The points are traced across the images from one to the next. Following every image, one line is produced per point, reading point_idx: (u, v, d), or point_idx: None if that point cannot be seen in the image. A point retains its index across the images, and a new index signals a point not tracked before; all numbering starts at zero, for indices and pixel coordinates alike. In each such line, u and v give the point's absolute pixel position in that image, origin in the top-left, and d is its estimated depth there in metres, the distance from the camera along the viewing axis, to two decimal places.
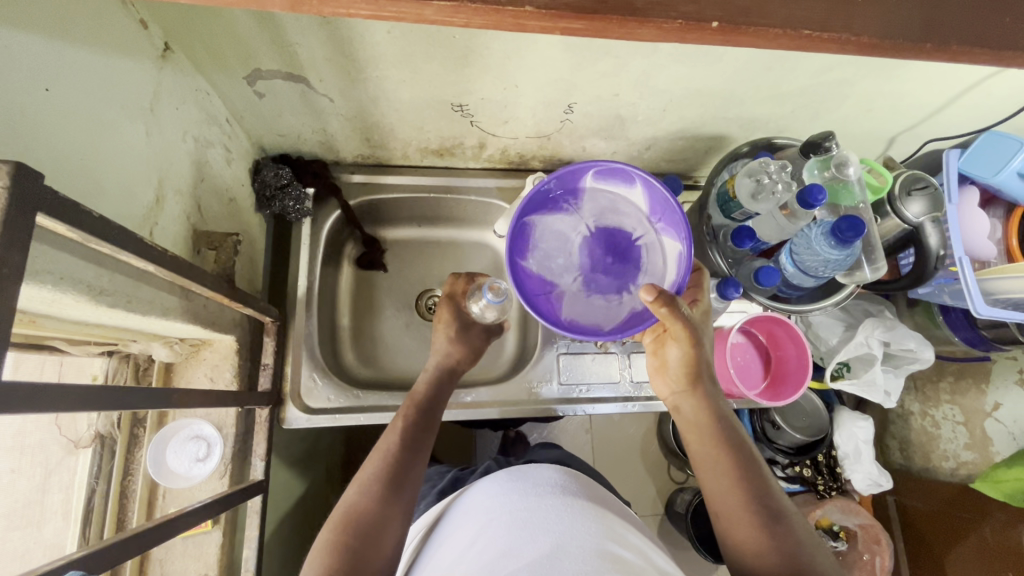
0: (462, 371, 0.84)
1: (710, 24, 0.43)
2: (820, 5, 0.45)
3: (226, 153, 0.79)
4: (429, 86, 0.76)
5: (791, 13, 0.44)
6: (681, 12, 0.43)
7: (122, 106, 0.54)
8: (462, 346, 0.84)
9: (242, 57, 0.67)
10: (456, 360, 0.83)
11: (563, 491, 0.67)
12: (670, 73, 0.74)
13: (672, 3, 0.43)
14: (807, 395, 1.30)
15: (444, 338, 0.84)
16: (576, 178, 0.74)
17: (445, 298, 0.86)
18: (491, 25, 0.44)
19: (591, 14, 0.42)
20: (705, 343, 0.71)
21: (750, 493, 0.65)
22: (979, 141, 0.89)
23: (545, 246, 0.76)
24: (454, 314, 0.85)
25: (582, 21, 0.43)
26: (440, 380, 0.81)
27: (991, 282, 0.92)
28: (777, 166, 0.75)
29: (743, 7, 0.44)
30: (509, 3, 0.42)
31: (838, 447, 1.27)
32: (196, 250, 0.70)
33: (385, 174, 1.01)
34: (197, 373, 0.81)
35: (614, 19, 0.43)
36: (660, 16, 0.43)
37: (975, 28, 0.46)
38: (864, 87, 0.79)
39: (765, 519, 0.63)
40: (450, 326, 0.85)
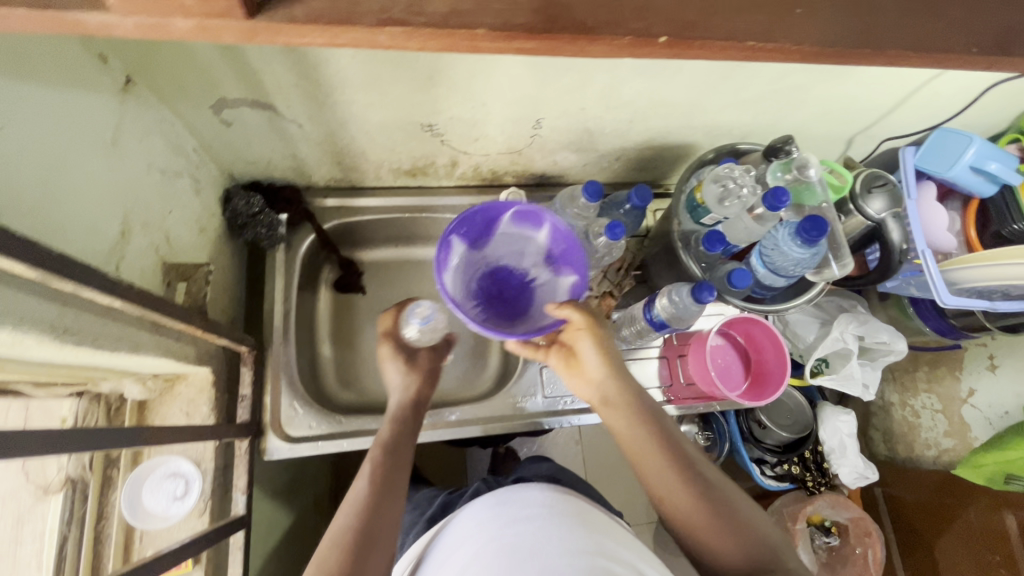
0: (422, 402, 0.81)
1: (659, 38, 0.42)
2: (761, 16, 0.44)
3: (195, 183, 0.78)
4: (398, 107, 0.76)
5: (733, 24, 0.43)
6: (631, 28, 0.42)
7: (85, 141, 0.54)
8: (417, 373, 0.82)
9: (206, 86, 0.67)
10: (411, 384, 0.81)
11: (552, 509, 0.66)
12: (633, 85, 0.76)
13: (621, 20, 0.41)
14: (790, 393, 1.33)
15: (394, 370, 0.82)
16: (491, 220, 0.77)
17: (383, 336, 0.84)
18: (445, 48, 0.41)
19: (540, 31, 0.40)
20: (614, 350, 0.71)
21: (699, 489, 0.65)
22: (933, 138, 0.94)
23: (459, 265, 0.77)
24: (397, 346, 0.83)
25: (533, 39, 0.40)
26: (406, 410, 0.79)
27: (954, 273, 0.98)
28: (743, 170, 0.77)
29: (688, 23, 0.43)
30: (461, 25, 0.39)
31: (823, 442, 1.28)
32: (166, 283, 0.67)
33: (358, 196, 1.01)
34: (172, 409, 0.78)
35: (565, 34, 0.41)
36: (609, 32, 0.41)
37: (913, 32, 0.46)
38: (819, 91, 0.82)
39: (716, 513, 0.64)
40: (391, 357, 0.82)
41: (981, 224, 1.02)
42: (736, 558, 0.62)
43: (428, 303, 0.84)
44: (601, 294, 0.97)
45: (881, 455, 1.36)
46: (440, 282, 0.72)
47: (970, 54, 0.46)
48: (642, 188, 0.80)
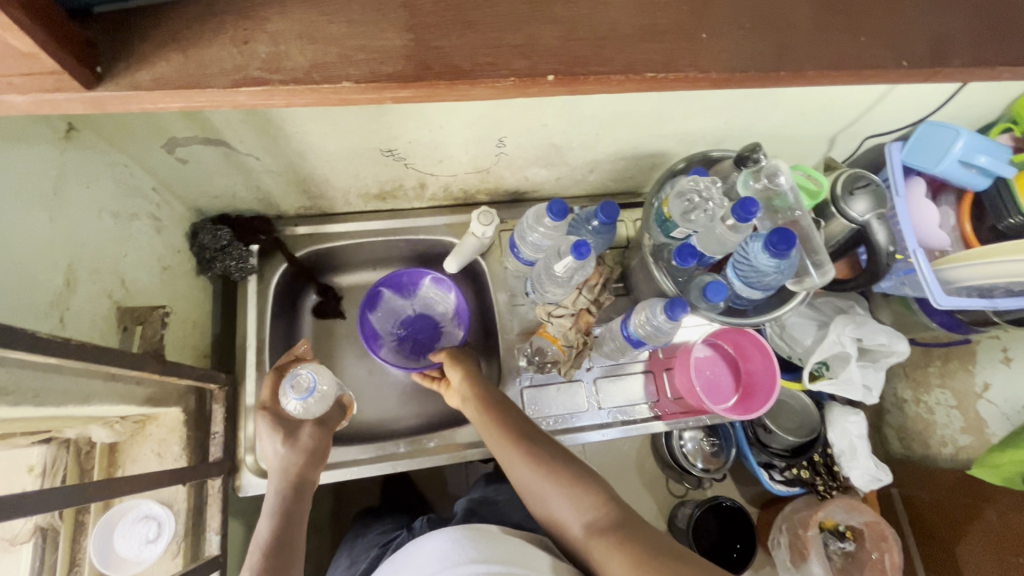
0: (309, 475, 0.77)
1: (546, 77, 0.38)
2: (662, 46, 0.40)
3: (155, 222, 0.78)
4: (353, 136, 0.75)
5: (634, 55, 0.39)
6: (516, 68, 0.38)
7: (21, 196, 0.53)
8: (300, 452, 0.77)
9: (154, 128, 0.67)
10: (291, 462, 0.76)
11: (447, 564, 0.62)
12: (593, 100, 0.74)
13: (505, 59, 0.38)
14: (795, 396, 1.29)
15: (272, 447, 0.77)
16: (417, 282, 1.03)
17: (261, 410, 0.80)
18: (315, 103, 0.39)
19: (416, 81, 0.37)
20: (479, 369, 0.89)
21: (553, 469, 0.73)
22: (919, 134, 0.90)
23: (386, 311, 1.04)
24: (273, 418, 0.79)
25: (409, 89, 0.38)
26: (291, 492, 0.74)
27: (948, 272, 0.94)
28: (710, 182, 0.75)
29: (583, 55, 0.39)
30: (324, 81, 0.37)
31: (832, 445, 1.22)
32: (123, 328, 0.68)
33: (330, 222, 1.00)
34: (144, 451, 0.78)
35: (440, 81, 0.37)
36: (488, 77, 0.38)
37: (831, 52, 0.42)
38: (790, 94, 0.79)
39: (567, 487, 0.71)
40: (269, 430, 0.78)
41: (978, 217, 0.98)
42: (592, 523, 0.67)
43: (306, 371, 0.77)
44: (579, 311, 0.92)
45: (898, 453, 1.31)
46: (364, 320, 1.00)
47: (903, 68, 0.43)
48: (609, 204, 0.78)
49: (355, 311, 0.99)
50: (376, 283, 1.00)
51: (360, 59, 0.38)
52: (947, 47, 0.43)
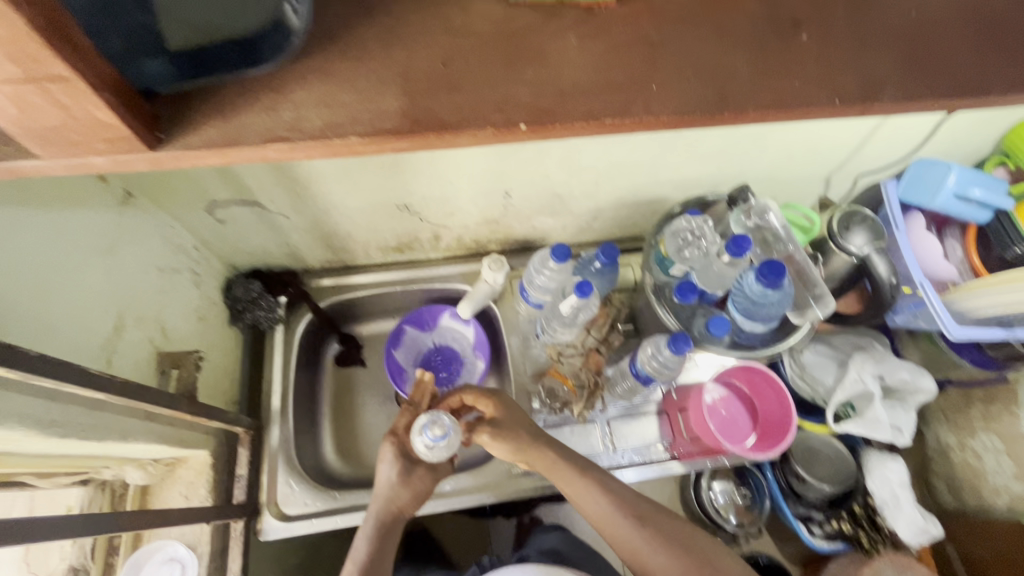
0: (406, 514, 0.76)
1: (518, 126, 0.41)
2: (610, 102, 0.42)
3: (194, 277, 0.86)
4: (372, 193, 0.84)
5: (589, 106, 0.42)
6: (492, 119, 0.41)
7: (81, 253, 0.61)
8: (409, 490, 0.76)
9: (197, 192, 0.76)
10: (399, 495, 0.76)
11: None
12: (588, 152, 0.81)
13: (484, 110, 0.41)
14: (828, 442, 1.24)
15: (391, 476, 0.76)
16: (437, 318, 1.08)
17: (389, 435, 0.79)
18: (333, 156, 0.42)
19: (407, 133, 0.40)
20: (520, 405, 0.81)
21: (627, 500, 0.74)
22: (912, 171, 0.94)
23: (411, 347, 1.09)
24: (402, 449, 0.77)
25: (403, 140, 0.41)
26: (388, 525, 0.74)
27: (957, 304, 0.95)
28: (704, 221, 0.79)
29: (549, 107, 0.41)
30: (337, 137, 0.40)
31: (873, 494, 1.16)
32: (160, 371, 0.74)
33: (352, 274, 1.07)
34: (172, 493, 0.81)
35: (430, 134, 0.40)
36: (472, 126, 0.41)
37: None
38: (775, 139, 0.85)
39: (644, 519, 0.72)
40: (396, 457, 0.77)
41: (984, 249, 0.98)
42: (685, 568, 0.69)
43: (448, 418, 0.74)
44: (587, 351, 0.97)
45: (951, 506, 1.24)
46: (388, 356, 1.05)
47: (835, 107, 0.43)
48: (609, 245, 0.83)
49: (381, 351, 1.04)
50: (400, 323, 1.07)
51: (365, 117, 0.41)
52: (877, 84, 0.44)
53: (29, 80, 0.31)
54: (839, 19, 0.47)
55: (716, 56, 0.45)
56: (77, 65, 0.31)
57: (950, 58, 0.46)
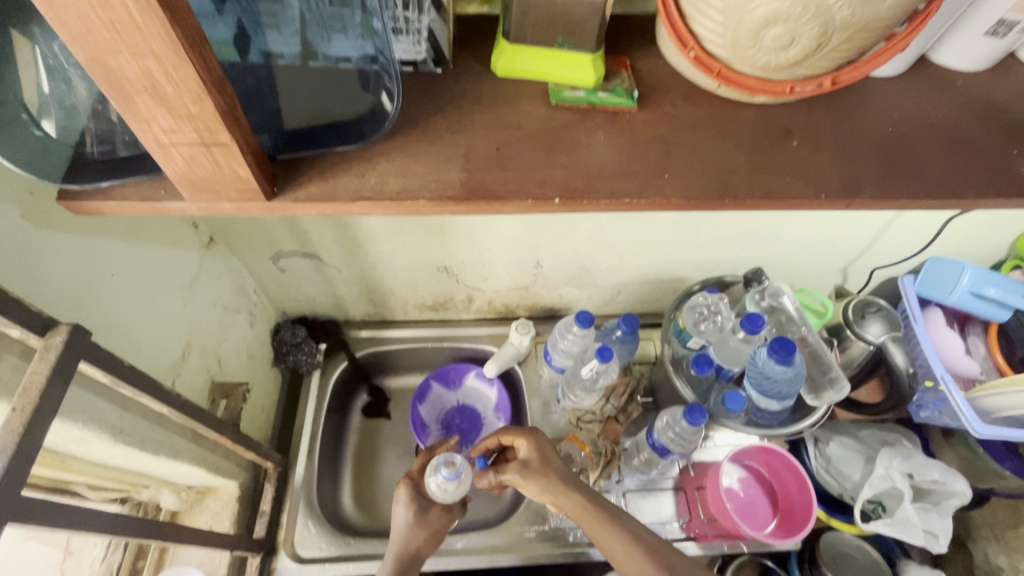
0: (422, 557, 0.78)
1: (553, 199, 0.49)
2: (634, 183, 0.50)
3: (250, 317, 0.95)
4: (417, 254, 0.93)
5: (615, 187, 0.50)
6: (532, 192, 0.49)
7: (169, 285, 0.71)
8: (424, 531, 0.79)
9: (268, 242, 0.87)
10: (413, 539, 0.78)
11: None
12: (614, 230, 0.89)
13: (526, 186, 0.50)
14: (856, 546, 1.18)
15: (406, 518, 0.79)
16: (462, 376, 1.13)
17: (406, 479, 0.83)
18: (398, 213, 0.51)
19: (465, 200, 0.49)
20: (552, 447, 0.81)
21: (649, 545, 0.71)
22: (926, 268, 0.99)
23: (435, 402, 1.13)
24: (416, 491, 0.81)
25: (462, 205, 0.50)
26: (403, 567, 0.75)
27: (980, 401, 0.95)
28: (720, 298, 0.85)
29: (582, 186, 0.50)
30: (408, 198, 0.49)
31: None
32: (211, 399, 0.80)
33: (388, 328, 1.15)
34: (198, 521, 0.85)
35: (483, 201, 0.49)
36: (517, 197, 0.49)
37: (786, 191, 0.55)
38: (789, 229, 0.92)
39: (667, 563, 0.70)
40: (410, 499, 0.80)
41: (1007, 348, 0.97)
42: None
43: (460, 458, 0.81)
44: (606, 419, 1.00)
45: None
46: (414, 411, 1.10)
47: (822, 200, 0.51)
48: (630, 315, 0.88)
49: (407, 404, 1.09)
50: (427, 379, 1.12)
51: (432, 185, 0.50)
52: (858, 182, 0.52)
53: (202, 144, 0.41)
54: (830, 129, 0.55)
55: (722, 153, 0.53)
56: (237, 134, 0.41)
57: (931, 168, 0.53)
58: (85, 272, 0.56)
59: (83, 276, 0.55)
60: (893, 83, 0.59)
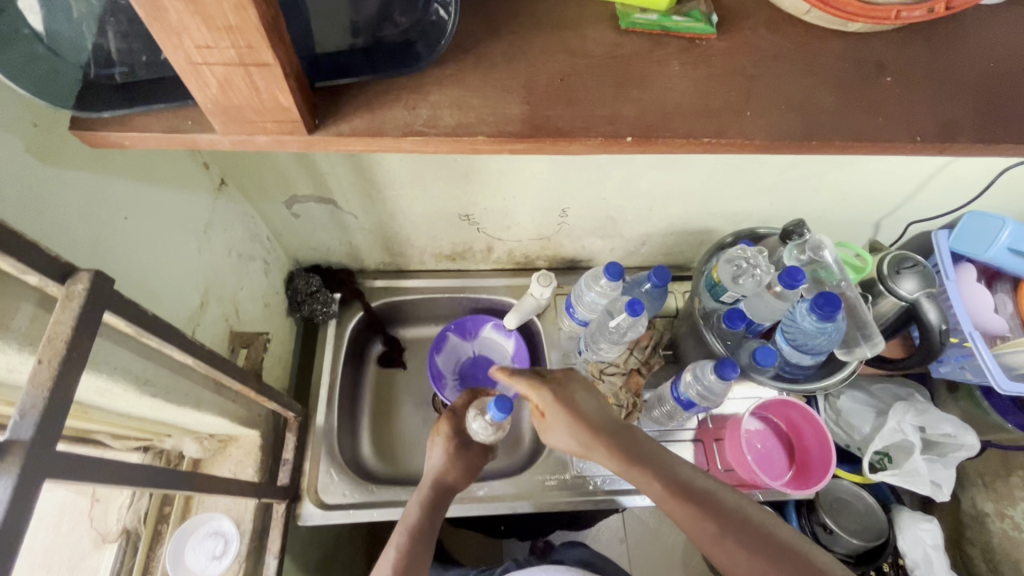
0: (459, 488, 0.84)
1: (625, 138, 0.45)
2: (712, 120, 0.46)
3: (265, 265, 0.91)
4: (439, 201, 0.88)
5: (691, 126, 0.45)
6: (600, 131, 0.45)
7: (183, 229, 0.66)
8: (461, 463, 0.85)
9: (282, 186, 0.82)
10: (449, 471, 0.84)
11: None
12: (649, 178, 0.85)
13: (593, 124, 0.45)
14: (860, 495, 1.21)
15: (442, 454, 0.85)
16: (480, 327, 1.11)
17: (448, 413, 0.88)
18: (452, 151, 0.46)
19: (528, 138, 0.44)
20: (583, 397, 0.73)
21: (675, 487, 0.66)
22: (964, 223, 0.95)
23: (452, 352, 1.12)
24: (455, 429, 0.87)
25: (524, 144, 0.45)
26: (439, 495, 0.81)
27: (1006, 358, 0.94)
28: (759, 251, 0.80)
29: (654, 123, 0.45)
30: (465, 134, 0.45)
31: (904, 555, 1.15)
32: (231, 348, 0.78)
33: (403, 278, 1.11)
34: (222, 468, 0.85)
35: (545, 138, 0.44)
36: (583, 136, 0.45)
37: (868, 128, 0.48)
38: (831, 180, 0.87)
39: (701, 510, 0.64)
40: (447, 436, 0.86)
41: None
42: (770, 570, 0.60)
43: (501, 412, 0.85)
44: (629, 371, 0.98)
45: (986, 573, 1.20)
46: (431, 361, 1.08)
47: (914, 144, 0.47)
48: (661, 267, 0.85)
49: (424, 355, 1.07)
50: (444, 330, 1.10)
51: (489, 120, 0.45)
52: (955, 126, 0.47)
53: (239, 64, 0.36)
54: (917, 66, 0.50)
55: (802, 89, 0.48)
56: (281, 55, 0.36)
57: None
58: (99, 215, 0.51)
59: (95, 220, 0.51)
60: (989, 14, 0.54)
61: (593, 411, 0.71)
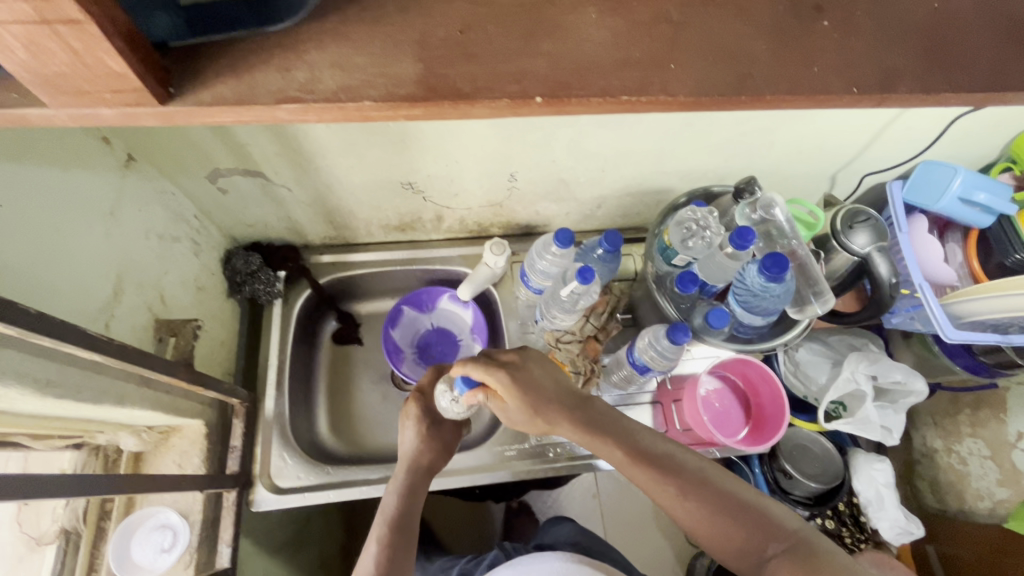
0: (437, 469, 0.83)
1: (534, 99, 0.40)
2: (633, 73, 0.42)
3: (194, 246, 0.85)
4: (377, 170, 0.83)
5: (608, 82, 0.41)
6: (506, 91, 0.40)
7: (81, 213, 0.60)
8: (436, 442, 0.83)
9: (201, 159, 0.75)
10: (424, 453, 0.82)
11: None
12: (597, 138, 0.80)
13: (498, 83, 0.40)
14: (817, 440, 1.25)
15: (413, 437, 0.82)
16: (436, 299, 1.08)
17: (415, 394, 0.84)
18: (341, 119, 0.42)
19: (421, 101, 0.40)
20: (538, 373, 0.70)
21: (637, 452, 0.65)
22: (917, 173, 0.94)
23: (409, 326, 1.09)
24: (424, 409, 0.83)
25: (419, 108, 0.41)
26: (416, 478, 0.80)
27: (954, 307, 0.95)
28: (709, 211, 0.78)
29: (565, 80, 0.41)
30: (350, 100, 0.40)
31: (858, 494, 1.20)
32: (158, 338, 0.73)
33: (352, 252, 1.06)
34: (165, 461, 0.82)
35: (445, 101, 0.40)
36: (487, 97, 0.40)
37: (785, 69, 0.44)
38: (785, 133, 0.84)
39: (661, 472, 0.63)
40: (415, 418, 0.83)
41: (984, 255, 0.98)
42: (727, 529, 0.60)
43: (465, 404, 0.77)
44: (586, 338, 0.96)
45: (933, 507, 1.26)
46: (386, 337, 1.05)
47: (852, 95, 0.43)
48: (613, 231, 0.83)
49: (378, 330, 1.04)
50: (397, 304, 1.06)
51: (381, 82, 0.40)
52: (896, 75, 0.44)
53: (42, 22, 0.31)
54: (860, 9, 0.47)
55: (736, 39, 0.44)
56: (92, 10, 0.31)
57: (973, 56, 0.46)
58: None
59: None
60: None
61: (545, 388, 0.70)
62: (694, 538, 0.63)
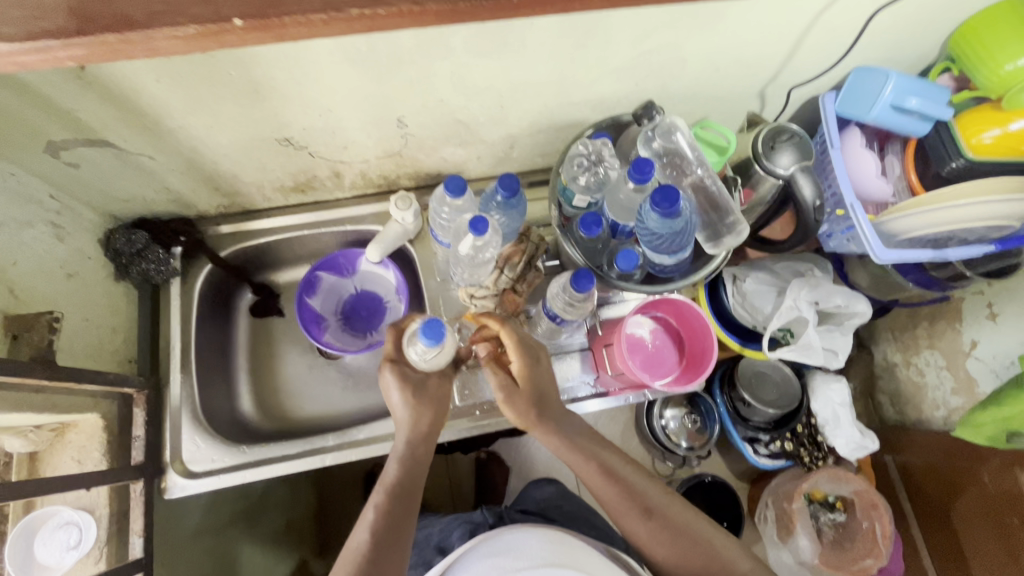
0: (434, 428, 0.76)
1: (231, 21, 0.45)
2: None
3: (57, 230, 0.77)
4: (242, 126, 0.74)
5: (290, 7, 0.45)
6: (191, 15, 0.45)
7: None
8: (428, 403, 0.75)
9: (28, 133, 0.66)
10: (420, 418, 0.75)
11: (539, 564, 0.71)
12: (480, 69, 0.72)
13: (179, 9, 0.45)
14: (775, 366, 1.23)
15: (402, 403, 0.74)
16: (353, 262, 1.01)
17: (389, 361, 0.75)
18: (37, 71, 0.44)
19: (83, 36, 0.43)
20: (540, 370, 0.75)
21: (607, 470, 0.75)
22: (850, 81, 0.87)
23: (329, 292, 1.03)
24: (404, 376, 0.75)
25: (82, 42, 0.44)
26: (416, 445, 0.75)
27: (889, 225, 0.89)
28: (604, 144, 0.74)
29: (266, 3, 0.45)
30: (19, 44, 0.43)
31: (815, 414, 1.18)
32: (8, 334, 0.68)
33: (253, 220, 0.98)
34: (63, 458, 0.77)
35: (112, 35, 0.44)
36: (165, 24, 0.44)
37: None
38: (692, 47, 0.76)
39: (623, 491, 0.74)
40: (404, 385, 0.74)
41: (922, 167, 0.92)
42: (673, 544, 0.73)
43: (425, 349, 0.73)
44: (502, 291, 0.90)
45: (892, 419, 1.26)
46: (302, 304, 0.99)
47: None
48: (508, 174, 0.76)
49: (292, 300, 0.98)
50: (309, 270, 0.99)
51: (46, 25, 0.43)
52: None
53: None
54: None
55: None
56: None
57: None
58: None
59: None
60: None
61: (538, 382, 0.75)
62: (643, 550, 0.75)
